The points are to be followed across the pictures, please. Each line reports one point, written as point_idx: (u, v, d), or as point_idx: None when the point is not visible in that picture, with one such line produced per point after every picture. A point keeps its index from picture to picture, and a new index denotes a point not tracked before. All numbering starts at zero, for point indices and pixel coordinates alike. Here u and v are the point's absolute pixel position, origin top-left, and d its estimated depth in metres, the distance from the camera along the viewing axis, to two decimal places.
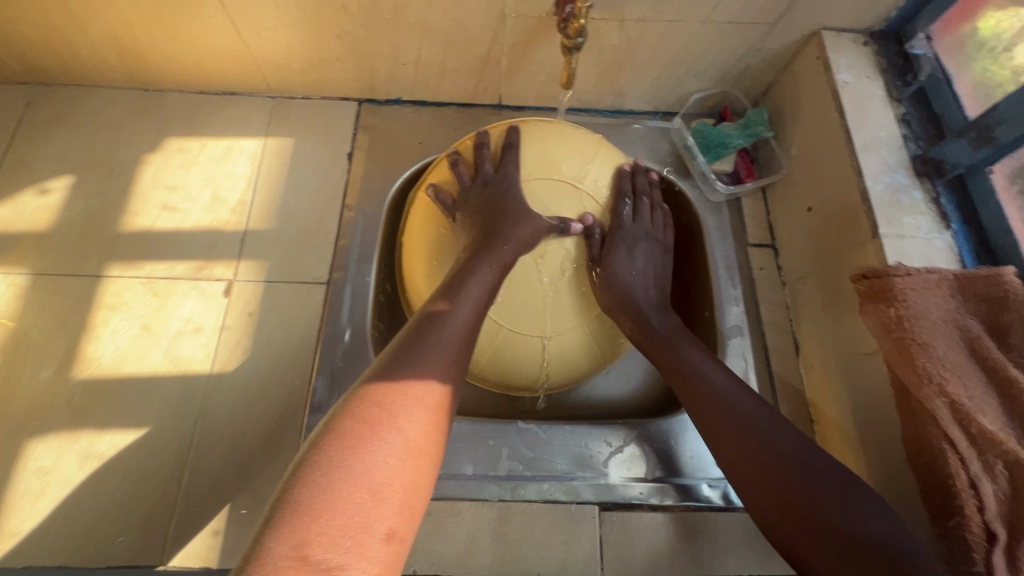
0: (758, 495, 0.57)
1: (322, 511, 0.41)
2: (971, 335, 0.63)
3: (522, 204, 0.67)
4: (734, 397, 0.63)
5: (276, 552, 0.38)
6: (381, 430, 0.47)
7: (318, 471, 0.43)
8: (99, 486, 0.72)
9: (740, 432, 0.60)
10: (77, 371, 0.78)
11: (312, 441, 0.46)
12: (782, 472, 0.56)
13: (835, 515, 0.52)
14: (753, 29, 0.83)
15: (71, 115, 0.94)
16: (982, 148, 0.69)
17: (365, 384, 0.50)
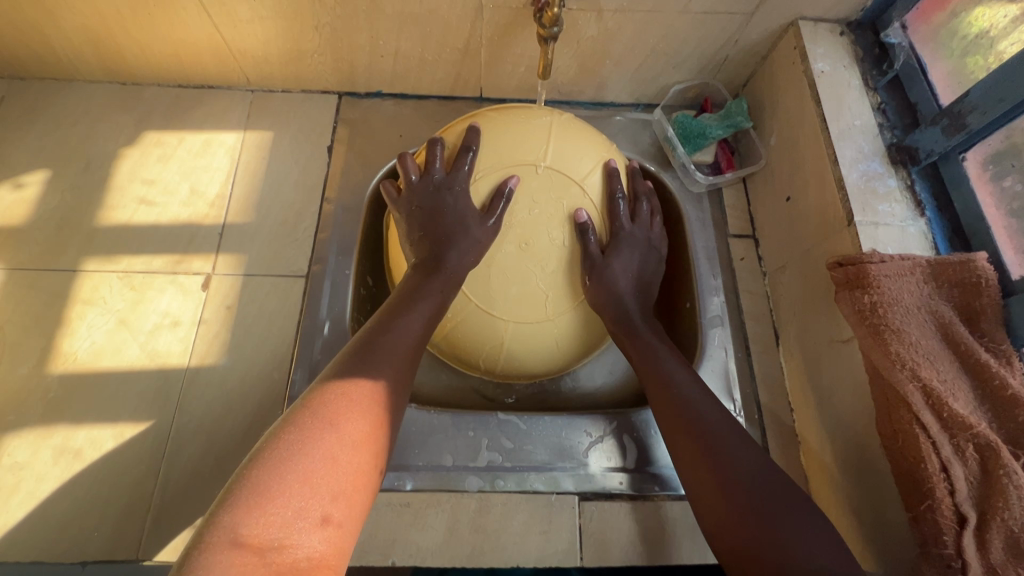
0: (711, 510, 0.57)
1: (273, 494, 0.41)
2: (945, 320, 0.64)
3: (467, 211, 0.65)
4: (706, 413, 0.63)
5: (231, 530, 0.39)
6: (335, 420, 0.47)
7: (279, 455, 0.43)
8: (74, 481, 0.72)
9: (697, 447, 0.60)
10: (52, 365, 0.77)
11: (274, 428, 0.46)
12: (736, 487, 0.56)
13: (781, 531, 0.52)
14: (731, 19, 0.84)
15: (48, 109, 0.93)
16: (955, 135, 0.69)
17: (326, 379, 0.51)
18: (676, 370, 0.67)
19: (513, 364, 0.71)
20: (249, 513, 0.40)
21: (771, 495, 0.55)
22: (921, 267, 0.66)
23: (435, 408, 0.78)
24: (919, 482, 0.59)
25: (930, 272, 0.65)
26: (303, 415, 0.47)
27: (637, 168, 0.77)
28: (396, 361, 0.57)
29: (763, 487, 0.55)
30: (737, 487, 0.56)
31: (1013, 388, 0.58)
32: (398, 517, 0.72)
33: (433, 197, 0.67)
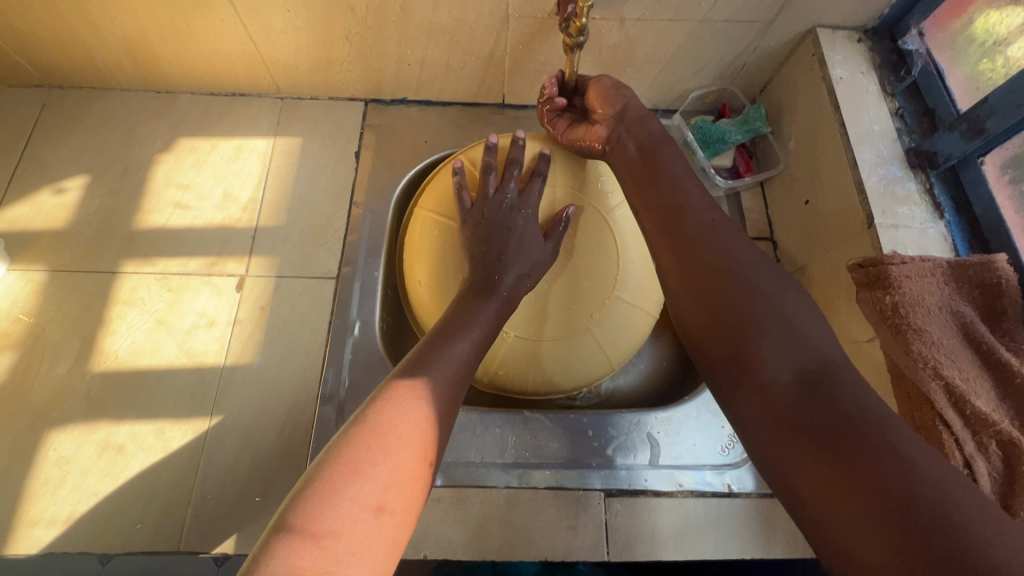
0: (717, 319, 0.54)
1: (336, 493, 0.43)
2: (965, 320, 0.65)
3: (513, 228, 0.71)
4: (723, 240, 0.58)
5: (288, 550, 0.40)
6: (390, 429, 0.49)
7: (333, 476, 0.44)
8: (117, 475, 0.74)
9: (703, 269, 0.56)
10: (94, 364, 0.80)
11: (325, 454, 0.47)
12: (743, 302, 0.53)
13: (786, 341, 0.49)
14: (750, 27, 0.86)
15: (86, 117, 0.97)
16: (974, 139, 0.70)
17: (375, 402, 0.52)
18: (693, 194, 0.63)
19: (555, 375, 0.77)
20: (318, 509, 0.42)
21: (778, 315, 0.52)
22: (942, 268, 0.67)
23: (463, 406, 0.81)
24: None
25: (950, 273, 0.67)
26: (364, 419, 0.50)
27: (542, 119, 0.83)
28: (450, 373, 0.59)
29: (774, 306, 0.52)
30: (744, 303, 0.53)
31: None
32: (429, 511, 0.74)
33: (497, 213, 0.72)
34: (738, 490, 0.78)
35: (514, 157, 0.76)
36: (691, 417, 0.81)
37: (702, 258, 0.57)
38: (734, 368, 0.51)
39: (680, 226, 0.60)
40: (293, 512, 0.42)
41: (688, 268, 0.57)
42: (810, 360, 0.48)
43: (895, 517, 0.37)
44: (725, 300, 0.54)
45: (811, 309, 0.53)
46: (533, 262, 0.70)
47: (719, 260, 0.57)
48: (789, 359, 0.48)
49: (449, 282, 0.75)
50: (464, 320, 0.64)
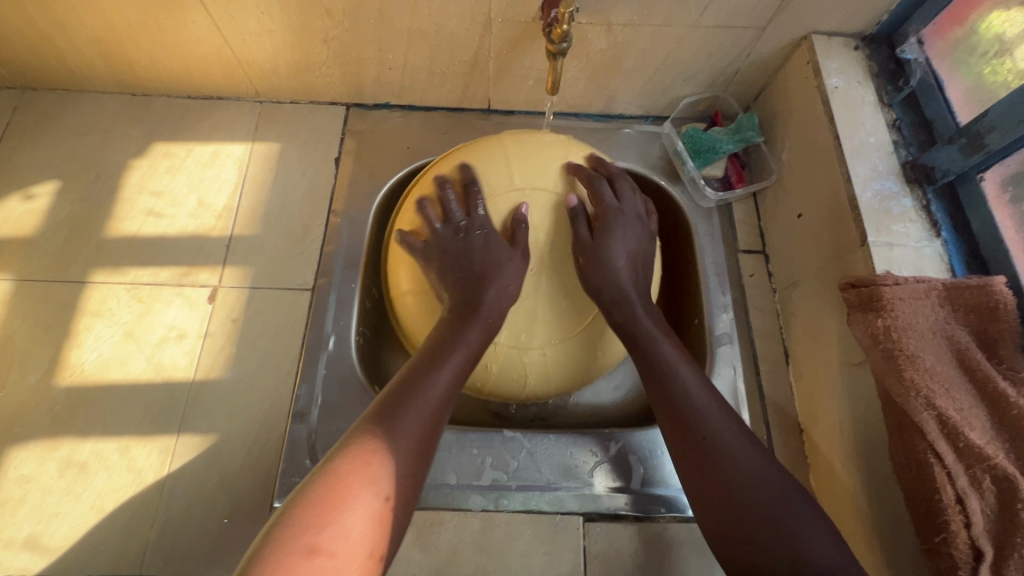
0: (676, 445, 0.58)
1: (286, 554, 0.43)
2: (960, 346, 0.62)
3: (484, 254, 0.64)
4: (681, 378, 0.60)
5: None
6: (359, 481, 0.48)
7: (296, 525, 0.45)
8: (79, 494, 0.72)
9: (669, 405, 0.59)
10: (59, 377, 0.78)
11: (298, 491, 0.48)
12: (700, 436, 0.57)
13: (742, 483, 0.54)
14: (743, 33, 0.82)
15: (58, 120, 0.94)
16: (973, 155, 0.67)
17: (355, 434, 0.52)
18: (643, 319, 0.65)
19: (550, 382, 0.70)
20: (267, 566, 0.42)
21: (732, 452, 0.56)
22: (937, 290, 0.64)
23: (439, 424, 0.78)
24: (933, 513, 0.57)
25: (946, 296, 0.64)
26: (328, 469, 0.49)
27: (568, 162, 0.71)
28: (434, 405, 0.56)
29: (728, 447, 0.56)
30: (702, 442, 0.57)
31: None
32: None
33: (457, 240, 0.66)
34: None
35: (444, 180, 0.69)
36: None
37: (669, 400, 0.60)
38: (702, 495, 0.55)
39: (648, 372, 0.62)
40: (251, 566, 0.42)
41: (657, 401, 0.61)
42: (765, 511, 0.52)
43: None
44: (681, 437, 0.58)
45: (761, 452, 0.56)
46: (507, 272, 0.64)
47: (691, 402, 0.59)
48: (749, 502, 0.53)
49: (429, 304, 0.71)
50: (445, 343, 0.60)
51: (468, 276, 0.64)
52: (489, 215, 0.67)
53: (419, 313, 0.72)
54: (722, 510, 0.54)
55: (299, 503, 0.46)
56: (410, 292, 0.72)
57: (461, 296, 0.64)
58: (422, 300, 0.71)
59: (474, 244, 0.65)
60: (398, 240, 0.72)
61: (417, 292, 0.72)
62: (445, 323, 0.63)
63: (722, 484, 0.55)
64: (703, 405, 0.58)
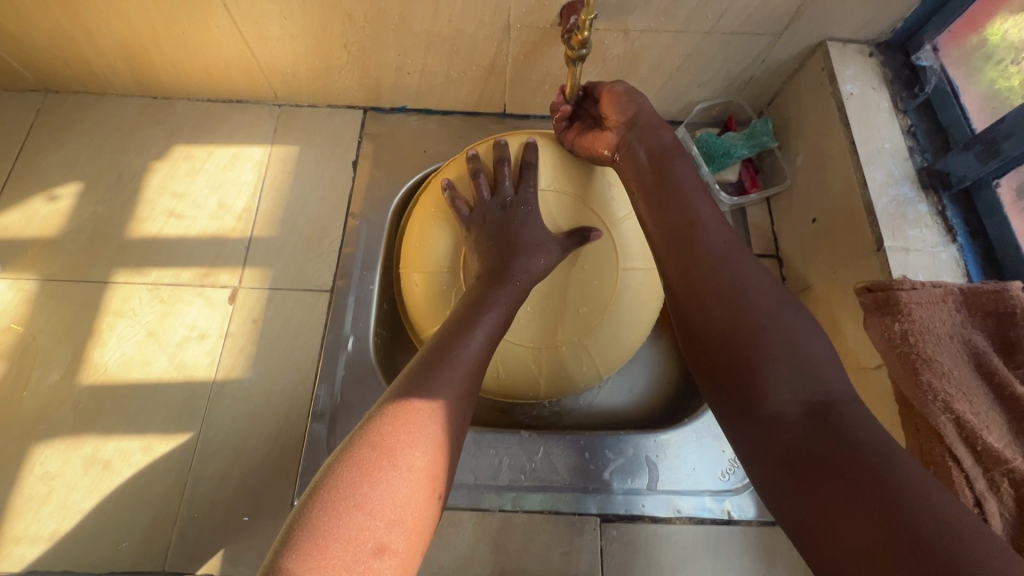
0: (712, 343, 0.51)
1: (329, 548, 0.40)
2: (977, 350, 0.63)
3: (525, 230, 0.69)
4: (731, 254, 0.55)
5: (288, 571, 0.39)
6: (400, 448, 0.46)
7: (335, 497, 0.42)
8: (103, 491, 0.73)
9: (713, 287, 0.53)
10: (83, 376, 0.79)
11: (330, 463, 0.45)
12: (739, 326, 0.50)
13: (752, 323, 0.50)
14: (758, 40, 0.83)
15: (81, 123, 0.95)
16: (989, 162, 0.68)
17: (389, 402, 0.49)
18: (702, 205, 0.59)
19: (566, 370, 0.74)
20: (309, 558, 0.39)
21: (777, 330, 0.49)
22: (954, 295, 0.65)
23: None
24: None
25: (963, 301, 0.65)
26: (360, 453, 0.45)
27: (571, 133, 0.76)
28: (465, 373, 0.54)
29: (771, 337, 0.49)
30: (747, 338, 0.49)
31: None
32: None
33: (501, 211, 0.70)
34: (738, 517, 0.76)
35: (501, 154, 0.73)
36: (690, 441, 0.78)
37: (714, 283, 0.53)
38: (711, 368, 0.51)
39: (692, 257, 0.55)
40: (294, 539, 0.40)
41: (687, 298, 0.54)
42: (815, 393, 0.45)
43: (886, 552, 0.36)
44: (724, 323, 0.51)
45: (807, 329, 0.50)
46: (544, 246, 0.69)
47: (710, 267, 0.54)
48: (793, 391, 0.46)
49: (445, 288, 0.73)
50: (468, 318, 0.59)
51: (506, 246, 0.67)
52: (536, 196, 0.72)
53: (433, 294, 0.74)
54: (759, 408, 0.47)
55: (332, 491, 0.42)
56: (428, 276, 0.75)
57: (494, 263, 0.67)
58: (437, 284, 0.74)
59: (515, 216, 0.70)
60: (432, 219, 0.76)
61: (428, 272, 0.75)
62: (477, 288, 0.65)
63: (767, 377, 0.47)
64: (751, 286, 0.52)
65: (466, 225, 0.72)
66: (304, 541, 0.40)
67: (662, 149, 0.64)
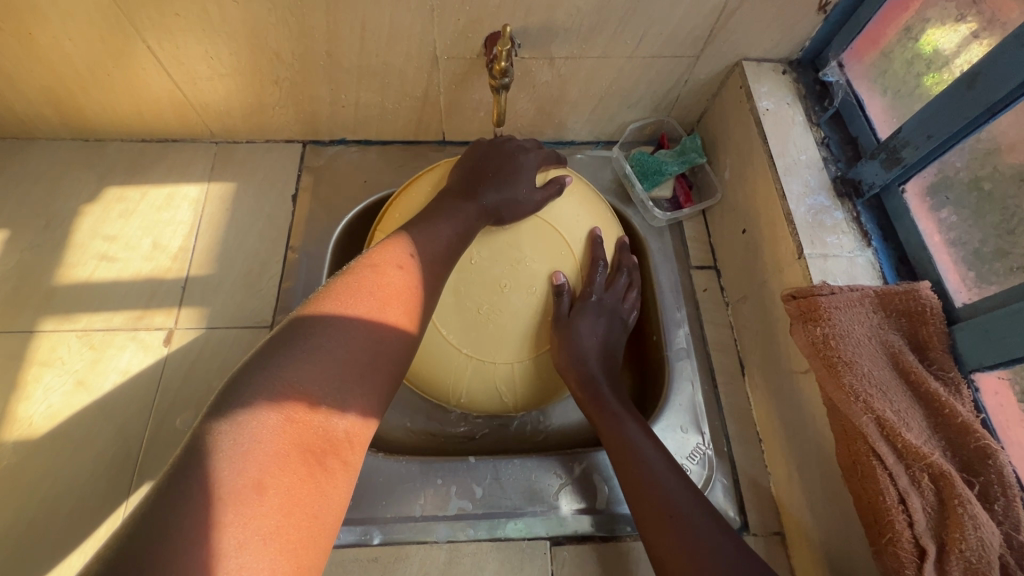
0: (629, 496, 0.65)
1: (234, 567, 0.36)
2: (894, 349, 0.65)
3: (508, 178, 0.70)
4: (632, 432, 0.68)
5: (228, 460, 0.39)
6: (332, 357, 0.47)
7: (268, 395, 0.43)
8: (28, 551, 0.69)
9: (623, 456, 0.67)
10: (6, 432, 0.75)
11: (261, 362, 0.45)
12: (648, 488, 0.63)
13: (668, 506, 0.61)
14: (678, 62, 0.87)
15: (7, 169, 0.93)
16: (892, 169, 0.72)
17: (320, 314, 0.50)
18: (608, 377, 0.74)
19: (490, 389, 0.73)
20: (243, 447, 0.40)
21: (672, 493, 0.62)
22: (870, 298, 0.67)
23: (404, 456, 0.78)
24: (880, 514, 0.59)
25: (878, 302, 0.67)
26: (270, 452, 0.41)
27: (599, 234, 0.76)
28: (399, 288, 0.56)
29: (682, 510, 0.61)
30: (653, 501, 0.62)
31: (961, 416, 0.59)
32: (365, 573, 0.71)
33: (513, 155, 0.72)
34: None
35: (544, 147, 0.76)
36: None
37: (621, 456, 0.67)
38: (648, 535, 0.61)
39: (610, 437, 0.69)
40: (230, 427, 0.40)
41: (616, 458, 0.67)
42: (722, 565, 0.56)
43: None
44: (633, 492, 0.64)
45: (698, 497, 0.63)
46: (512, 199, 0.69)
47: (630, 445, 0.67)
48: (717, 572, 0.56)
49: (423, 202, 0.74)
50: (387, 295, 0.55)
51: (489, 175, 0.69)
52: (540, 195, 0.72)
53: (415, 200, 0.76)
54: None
55: (241, 502, 0.38)
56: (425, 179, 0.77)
57: (462, 185, 0.69)
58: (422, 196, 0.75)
59: (520, 161, 0.72)
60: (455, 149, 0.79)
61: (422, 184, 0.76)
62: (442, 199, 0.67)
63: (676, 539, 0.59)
64: (649, 462, 0.65)
65: (480, 147, 0.74)
66: (190, 557, 0.35)
67: (581, 327, 0.72)
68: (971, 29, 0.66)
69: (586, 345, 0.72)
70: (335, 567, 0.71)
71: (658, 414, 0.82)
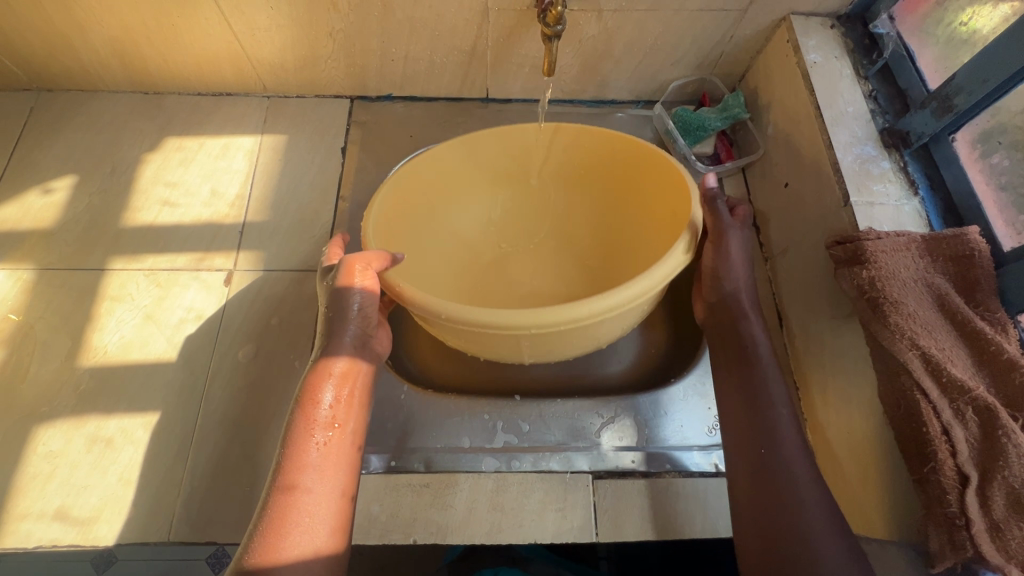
0: (742, 462, 0.67)
1: None
2: (940, 291, 0.67)
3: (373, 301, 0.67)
4: (776, 396, 0.69)
5: (259, 545, 0.53)
6: (313, 444, 0.59)
7: (281, 487, 0.56)
8: (104, 467, 0.74)
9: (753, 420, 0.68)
10: (83, 359, 0.80)
11: (276, 465, 0.58)
12: (772, 461, 0.65)
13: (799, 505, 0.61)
14: (725, 16, 0.87)
15: (73, 119, 0.98)
16: (944, 117, 0.72)
17: (297, 414, 0.60)
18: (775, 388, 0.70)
19: None
20: (273, 532, 0.53)
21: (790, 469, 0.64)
22: (916, 243, 0.69)
23: (452, 394, 0.82)
24: (922, 446, 0.61)
25: (924, 247, 0.68)
26: (298, 540, 0.53)
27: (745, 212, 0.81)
28: (346, 364, 0.64)
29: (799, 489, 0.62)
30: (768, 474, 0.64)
31: (1008, 353, 0.60)
32: (418, 497, 0.75)
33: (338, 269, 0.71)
34: None
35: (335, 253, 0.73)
36: (677, 400, 0.82)
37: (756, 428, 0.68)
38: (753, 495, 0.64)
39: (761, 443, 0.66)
40: (261, 525, 0.54)
41: (741, 431, 0.69)
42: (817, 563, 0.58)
43: None
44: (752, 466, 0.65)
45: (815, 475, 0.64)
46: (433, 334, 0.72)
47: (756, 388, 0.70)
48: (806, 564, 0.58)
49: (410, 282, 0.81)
50: (315, 390, 0.61)
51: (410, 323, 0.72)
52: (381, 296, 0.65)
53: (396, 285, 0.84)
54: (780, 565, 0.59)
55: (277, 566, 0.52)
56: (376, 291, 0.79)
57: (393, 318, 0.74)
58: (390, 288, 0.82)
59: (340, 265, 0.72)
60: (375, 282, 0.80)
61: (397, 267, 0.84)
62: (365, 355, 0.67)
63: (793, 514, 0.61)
64: (785, 445, 0.66)
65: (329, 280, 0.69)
66: None
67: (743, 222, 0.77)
68: (1010, 12, 0.69)
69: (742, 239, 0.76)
70: (391, 490, 0.75)
71: (693, 364, 0.85)
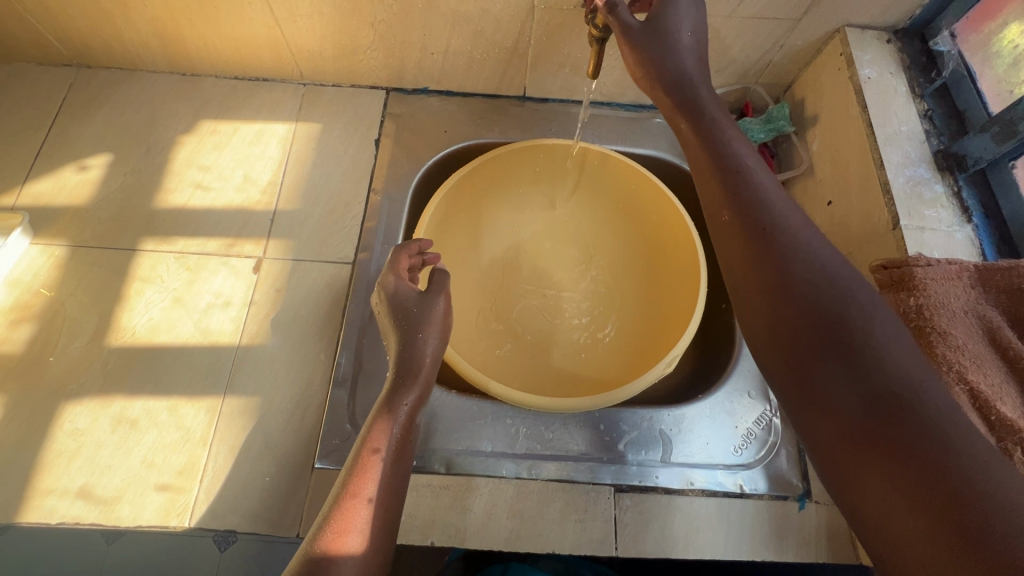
0: (794, 389, 0.50)
1: None
2: (991, 324, 0.64)
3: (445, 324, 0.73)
4: (769, 185, 0.60)
5: (328, 534, 0.54)
6: (386, 447, 0.62)
7: (356, 480, 0.58)
8: (128, 448, 0.75)
9: (759, 278, 0.55)
10: (111, 338, 0.81)
11: (353, 459, 0.61)
12: (794, 290, 0.52)
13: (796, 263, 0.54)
14: (777, 25, 0.85)
15: (111, 97, 0.98)
16: (1005, 142, 0.69)
17: (378, 418, 0.64)
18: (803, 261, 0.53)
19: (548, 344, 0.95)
20: (341, 525, 0.55)
21: (806, 243, 0.54)
22: (968, 272, 0.66)
23: (475, 396, 0.81)
24: None
25: (977, 277, 0.66)
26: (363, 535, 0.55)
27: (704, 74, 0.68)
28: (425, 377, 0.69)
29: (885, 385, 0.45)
30: (796, 296, 0.52)
31: None
32: (437, 499, 0.74)
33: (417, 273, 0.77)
34: (750, 490, 0.76)
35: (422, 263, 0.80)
36: (704, 416, 0.80)
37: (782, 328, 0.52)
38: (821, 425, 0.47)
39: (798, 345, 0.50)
40: (333, 513, 0.56)
41: (776, 354, 0.52)
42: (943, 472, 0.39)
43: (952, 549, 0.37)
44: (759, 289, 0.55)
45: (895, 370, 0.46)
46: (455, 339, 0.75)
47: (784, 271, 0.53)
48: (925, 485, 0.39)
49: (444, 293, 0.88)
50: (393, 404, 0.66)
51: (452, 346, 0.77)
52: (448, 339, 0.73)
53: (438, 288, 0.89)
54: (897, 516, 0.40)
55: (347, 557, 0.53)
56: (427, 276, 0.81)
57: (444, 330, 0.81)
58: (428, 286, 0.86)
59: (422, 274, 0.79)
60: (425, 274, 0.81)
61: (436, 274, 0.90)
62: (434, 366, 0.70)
63: (885, 380, 0.45)
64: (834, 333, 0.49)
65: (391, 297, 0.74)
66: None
67: (691, 71, 0.68)
68: None
69: (687, 37, 0.69)
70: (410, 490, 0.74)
71: (722, 380, 0.82)
